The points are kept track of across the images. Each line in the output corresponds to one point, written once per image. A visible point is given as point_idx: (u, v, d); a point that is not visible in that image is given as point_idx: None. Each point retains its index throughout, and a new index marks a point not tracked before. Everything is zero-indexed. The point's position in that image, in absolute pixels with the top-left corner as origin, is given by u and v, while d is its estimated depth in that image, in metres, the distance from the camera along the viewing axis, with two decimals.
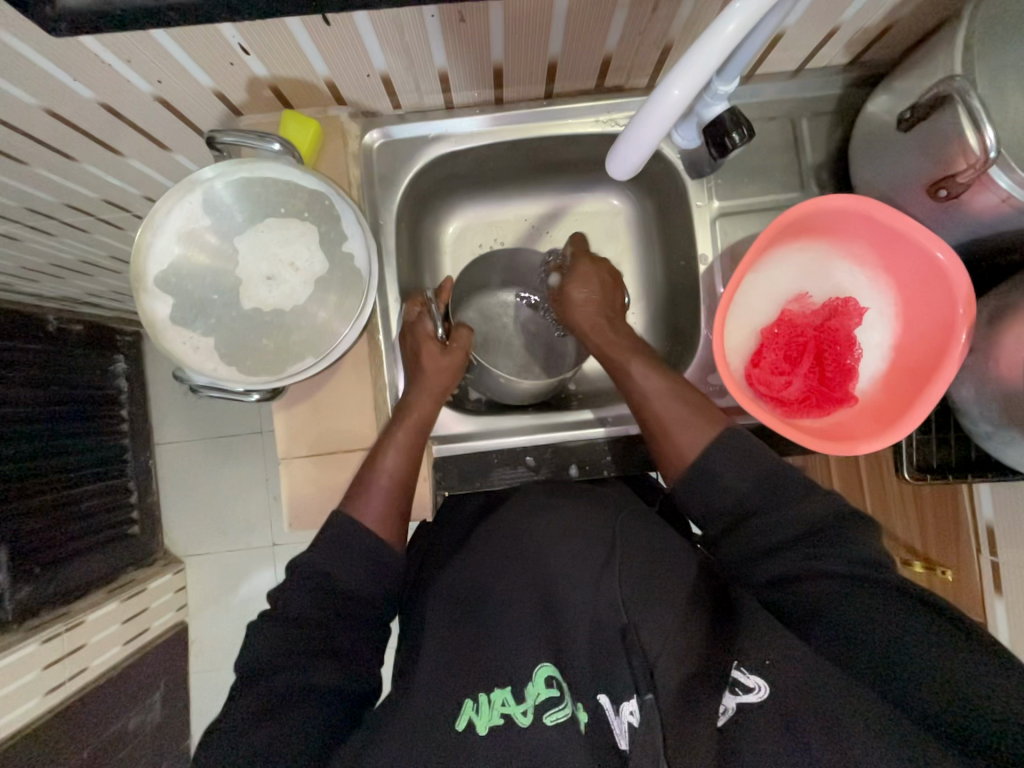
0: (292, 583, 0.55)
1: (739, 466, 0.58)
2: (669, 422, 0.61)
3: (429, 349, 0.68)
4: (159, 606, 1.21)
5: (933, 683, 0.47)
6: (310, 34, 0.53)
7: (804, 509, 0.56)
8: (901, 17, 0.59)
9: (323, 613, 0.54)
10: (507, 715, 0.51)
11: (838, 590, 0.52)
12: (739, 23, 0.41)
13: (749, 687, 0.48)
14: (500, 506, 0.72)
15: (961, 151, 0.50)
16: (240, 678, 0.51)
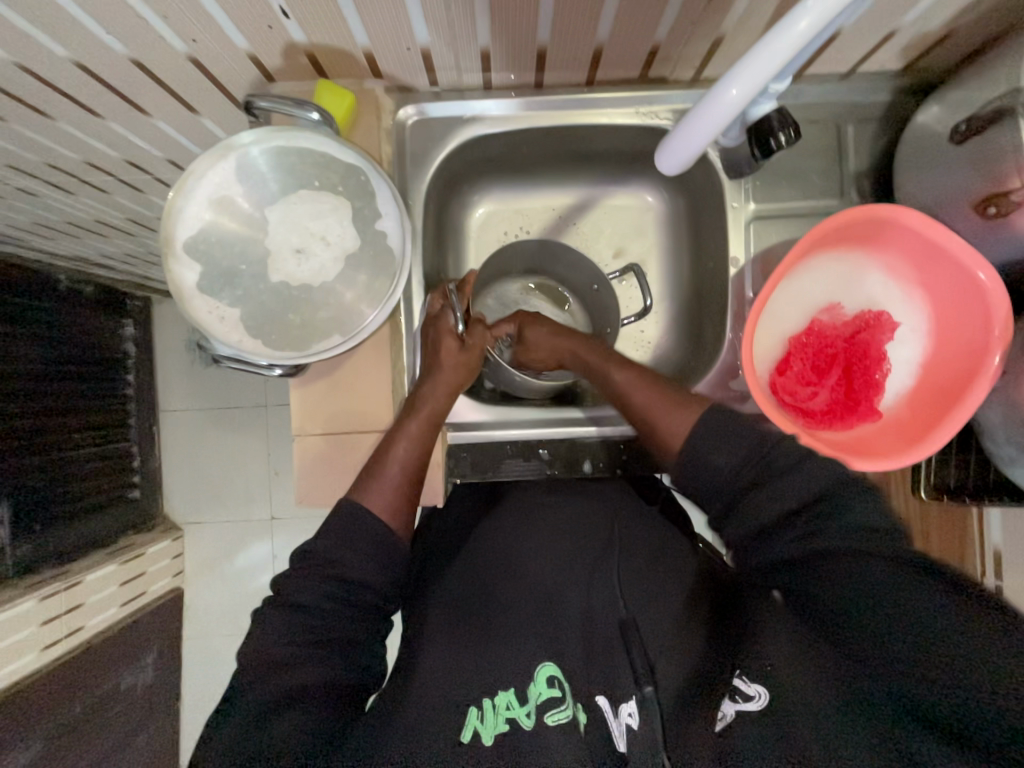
0: (299, 570, 0.54)
1: (732, 442, 0.54)
2: (651, 409, 0.61)
3: (447, 345, 0.67)
4: (157, 571, 1.22)
5: (946, 678, 0.40)
6: (354, 0, 0.51)
7: (795, 482, 0.50)
8: (965, 24, 0.57)
9: (329, 600, 0.52)
10: (511, 720, 0.49)
11: (841, 572, 0.46)
12: (811, 21, 0.40)
13: (749, 695, 0.45)
14: (503, 500, 0.73)
15: (1016, 168, 0.48)
16: (239, 676, 0.50)
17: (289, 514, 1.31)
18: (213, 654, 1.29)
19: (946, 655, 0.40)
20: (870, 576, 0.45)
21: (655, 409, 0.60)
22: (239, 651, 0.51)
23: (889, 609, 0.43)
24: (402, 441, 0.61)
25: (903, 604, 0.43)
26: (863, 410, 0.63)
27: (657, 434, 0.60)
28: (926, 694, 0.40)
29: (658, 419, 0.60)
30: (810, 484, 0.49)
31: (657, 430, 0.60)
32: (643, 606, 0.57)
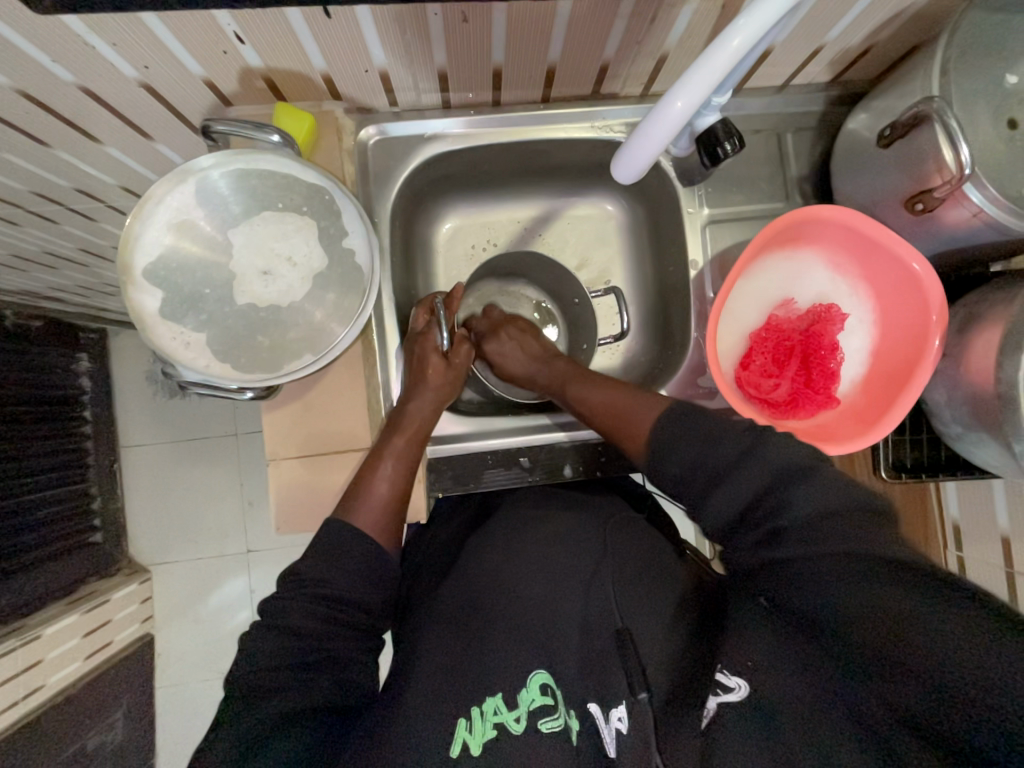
0: (288, 593, 0.53)
1: (688, 442, 0.57)
2: (618, 410, 0.64)
3: (434, 364, 0.68)
4: (123, 618, 1.14)
5: (911, 664, 0.42)
6: (309, 25, 0.52)
7: (744, 483, 0.52)
8: (882, 38, 0.62)
9: (323, 622, 0.52)
10: (499, 725, 0.49)
11: (801, 566, 0.48)
12: (743, 39, 0.44)
13: (728, 688, 0.48)
14: (488, 518, 0.73)
15: (937, 168, 0.53)
16: (226, 710, 0.48)
17: (263, 546, 1.26)
18: (189, 703, 1.22)
19: (898, 630, 0.43)
20: (824, 560, 0.47)
21: (620, 414, 0.64)
22: (229, 682, 0.49)
23: (840, 594, 0.46)
24: (387, 457, 0.61)
25: (851, 585, 0.46)
26: (823, 398, 0.66)
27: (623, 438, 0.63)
28: (887, 672, 0.43)
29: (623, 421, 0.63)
30: (759, 481, 0.52)
31: (624, 433, 0.63)
32: (638, 615, 0.56)
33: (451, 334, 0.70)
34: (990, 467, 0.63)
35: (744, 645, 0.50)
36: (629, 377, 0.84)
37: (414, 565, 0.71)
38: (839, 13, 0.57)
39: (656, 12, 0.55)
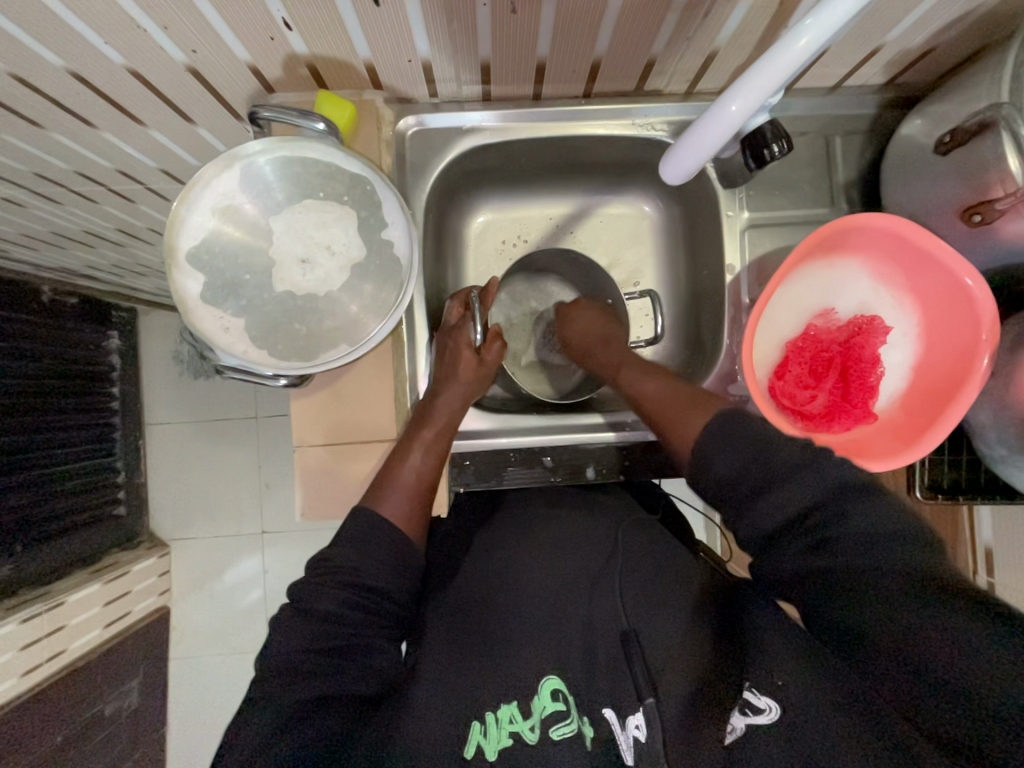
0: (315, 577, 0.54)
1: (732, 448, 0.52)
2: (667, 412, 0.62)
3: (466, 358, 0.67)
4: (142, 590, 1.18)
5: (962, 693, 0.40)
6: (358, 13, 0.52)
7: (798, 490, 0.48)
8: (946, 40, 0.60)
9: (349, 610, 0.52)
10: (515, 735, 0.49)
11: (844, 584, 0.45)
12: (810, 38, 0.42)
13: (758, 708, 0.46)
14: (501, 507, 0.75)
15: (999, 178, 0.51)
16: (258, 683, 0.49)
17: (278, 528, 1.29)
18: (201, 675, 1.25)
19: (929, 648, 0.41)
20: (874, 580, 0.44)
21: (662, 415, 0.62)
22: (256, 660, 0.50)
23: (875, 608, 0.43)
24: (417, 450, 0.61)
25: (887, 599, 0.43)
26: (859, 412, 0.64)
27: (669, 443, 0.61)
28: (930, 698, 0.41)
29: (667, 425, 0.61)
30: (809, 494, 0.48)
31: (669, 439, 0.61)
32: (647, 620, 0.56)
33: (484, 329, 0.69)
34: None
35: (772, 664, 0.48)
36: None
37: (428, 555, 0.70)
38: (903, 13, 0.55)
39: (709, 8, 0.53)
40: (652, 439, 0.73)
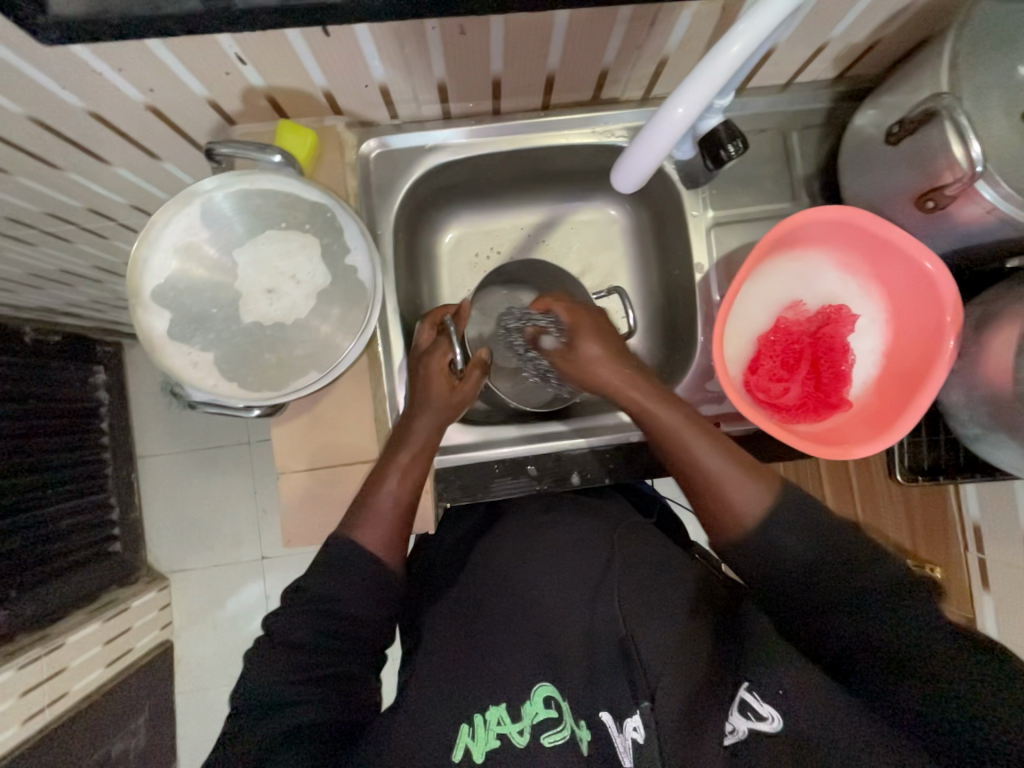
0: (290, 608, 0.53)
1: (789, 521, 0.54)
2: (719, 483, 0.56)
3: (439, 385, 0.65)
4: (142, 626, 1.16)
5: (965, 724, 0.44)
6: (309, 44, 0.53)
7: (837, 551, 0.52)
8: (889, 33, 0.61)
9: (325, 638, 0.52)
10: (502, 735, 0.52)
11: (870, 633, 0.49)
12: (744, 43, 0.44)
13: (762, 716, 0.49)
14: (501, 518, 0.74)
15: (948, 165, 0.52)
16: (233, 715, 0.50)
17: (277, 553, 1.28)
18: (209, 708, 1.24)
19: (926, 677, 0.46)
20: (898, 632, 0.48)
21: (711, 491, 0.57)
22: (234, 691, 0.51)
23: (878, 634, 0.49)
24: (393, 473, 0.60)
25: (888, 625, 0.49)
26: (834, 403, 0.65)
27: (710, 522, 0.57)
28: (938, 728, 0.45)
29: (717, 501, 0.56)
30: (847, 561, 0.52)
31: (715, 517, 0.57)
32: (644, 623, 0.57)
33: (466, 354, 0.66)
34: (1011, 469, 0.60)
35: (777, 677, 0.50)
36: None
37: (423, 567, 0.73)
38: (844, 9, 0.56)
39: (655, 17, 0.55)
40: (635, 439, 0.74)
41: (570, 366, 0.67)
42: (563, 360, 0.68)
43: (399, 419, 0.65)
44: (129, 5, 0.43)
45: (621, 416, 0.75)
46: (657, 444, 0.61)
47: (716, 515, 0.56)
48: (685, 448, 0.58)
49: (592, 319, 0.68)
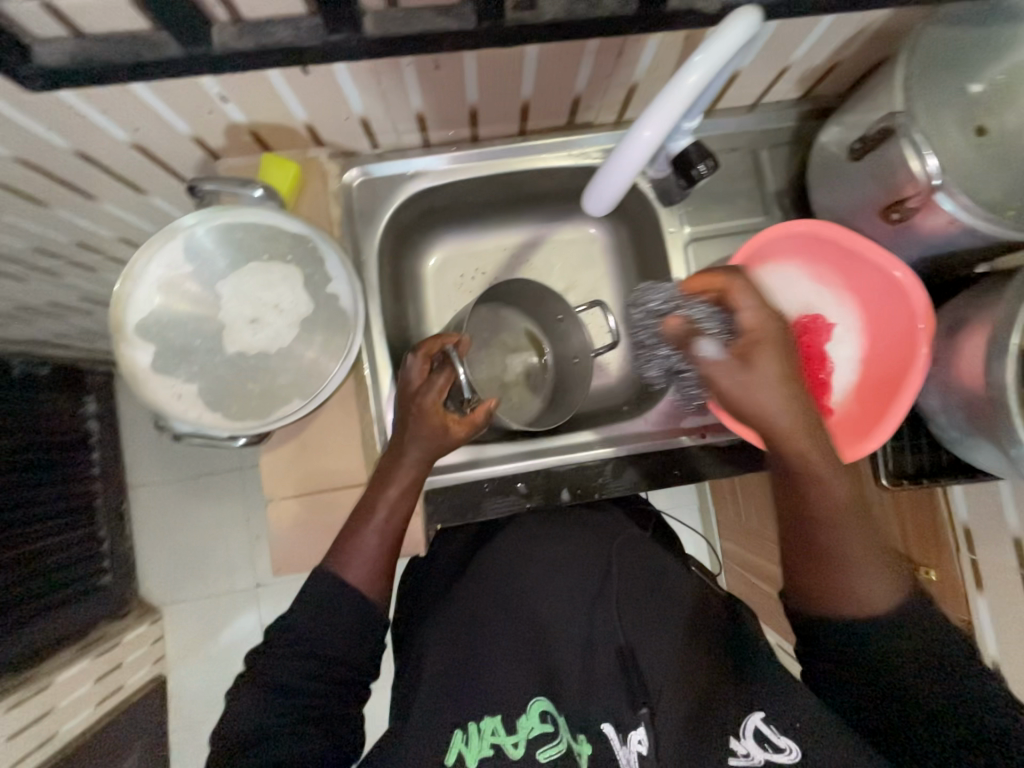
0: (277, 648, 0.53)
1: (855, 558, 0.52)
2: (852, 569, 0.52)
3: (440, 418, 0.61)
4: (135, 661, 1.14)
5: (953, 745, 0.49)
6: (289, 82, 0.54)
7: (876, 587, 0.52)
8: (846, 55, 0.64)
9: (312, 678, 0.52)
10: (496, 746, 0.55)
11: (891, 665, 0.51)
12: (700, 74, 0.46)
13: (780, 749, 0.49)
14: (494, 535, 0.75)
15: (907, 178, 0.54)
16: (218, 749, 0.50)
17: (272, 580, 1.26)
18: (204, 744, 1.21)
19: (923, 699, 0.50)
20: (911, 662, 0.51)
21: (831, 566, 0.53)
22: (219, 726, 0.51)
23: (899, 676, 0.51)
24: (382, 509, 0.58)
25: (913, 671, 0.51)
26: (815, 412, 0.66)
27: (815, 588, 0.54)
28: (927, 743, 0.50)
29: (838, 579, 0.52)
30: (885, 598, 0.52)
31: (827, 591, 0.53)
32: (641, 635, 0.61)
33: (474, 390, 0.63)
34: (992, 471, 0.60)
35: (793, 707, 0.51)
36: (621, 396, 0.83)
37: (420, 581, 0.77)
38: (801, 36, 0.59)
39: (622, 48, 0.57)
40: (624, 453, 0.74)
41: (730, 386, 0.55)
42: (724, 378, 0.55)
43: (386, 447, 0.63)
44: (112, 55, 0.45)
45: (609, 430, 0.75)
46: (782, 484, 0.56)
47: (831, 592, 0.53)
48: (823, 515, 0.53)
49: (774, 340, 0.55)
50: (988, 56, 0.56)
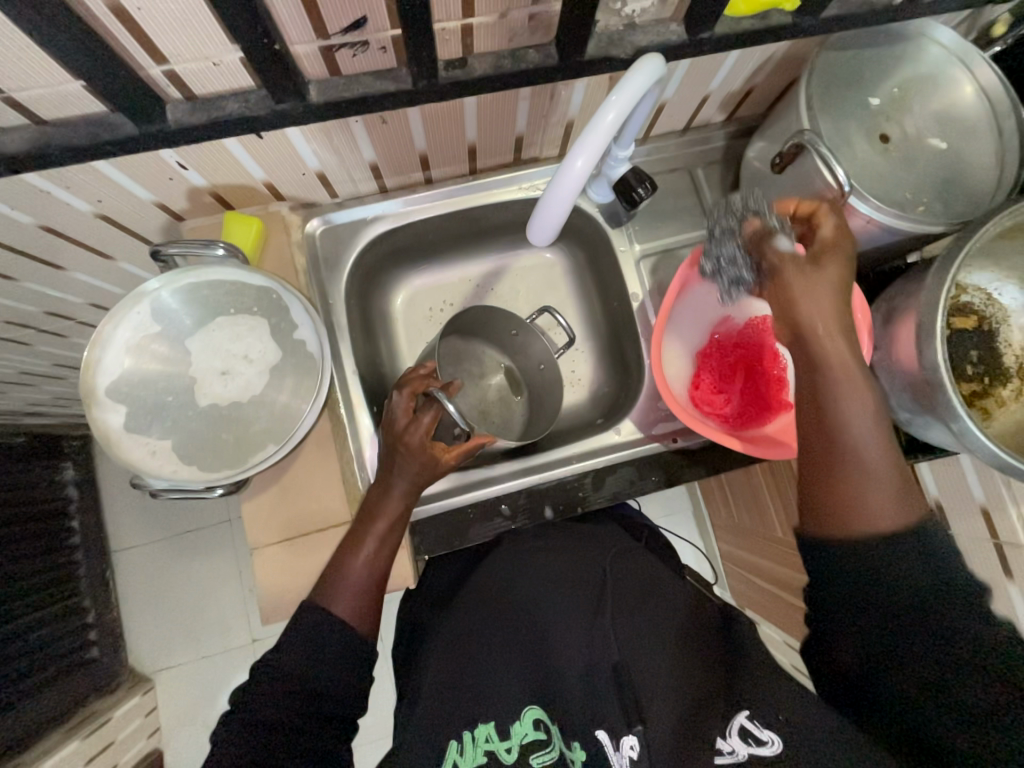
0: (262, 683, 0.53)
1: (858, 470, 0.50)
2: (868, 481, 0.49)
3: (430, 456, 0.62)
4: (127, 736, 1.09)
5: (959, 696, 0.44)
6: (243, 145, 0.58)
7: (882, 513, 0.49)
8: (759, 80, 0.70)
9: (297, 715, 0.52)
10: (490, 752, 0.55)
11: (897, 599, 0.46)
12: (617, 110, 0.50)
13: (762, 741, 0.50)
14: (488, 554, 0.78)
15: (824, 186, 0.59)
16: None
17: (267, 634, 1.23)
18: None
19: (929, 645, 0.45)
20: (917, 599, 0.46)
21: (851, 470, 0.50)
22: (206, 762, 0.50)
23: (905, 614, 0.46)
24: (369, 541, 0.59)
25: (913, 624, 0.46)
26: (774, 406, 0.69)
27: (831, 498, 0.50)
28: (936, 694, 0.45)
29: (852, 489, 0.49)
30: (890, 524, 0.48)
31: (843, 505, 0.50)
32: (636, 648, 0.59)
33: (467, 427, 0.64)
34: (945, 446, 0.63)
35: (776, 702, 0.53)
36: (596, 409, 0.86)
37: (420, 605, 0.78)
38: (714, 67, 0.65)
39: (552, 91, 0.62)
40: (601, 465, 0.76)
41: (797, 284, 0.54)
42: (792, 274, 0.54)
43: (365, 493, 0.63)
44: (71, 138, 0.47)
45: (584, 445, 0.77)
46: (809, 382, 0.53)
47: (844, 502, 0.49)
48: (848, 414, 0.50)
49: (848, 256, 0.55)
50: (881, 73, 0.63)
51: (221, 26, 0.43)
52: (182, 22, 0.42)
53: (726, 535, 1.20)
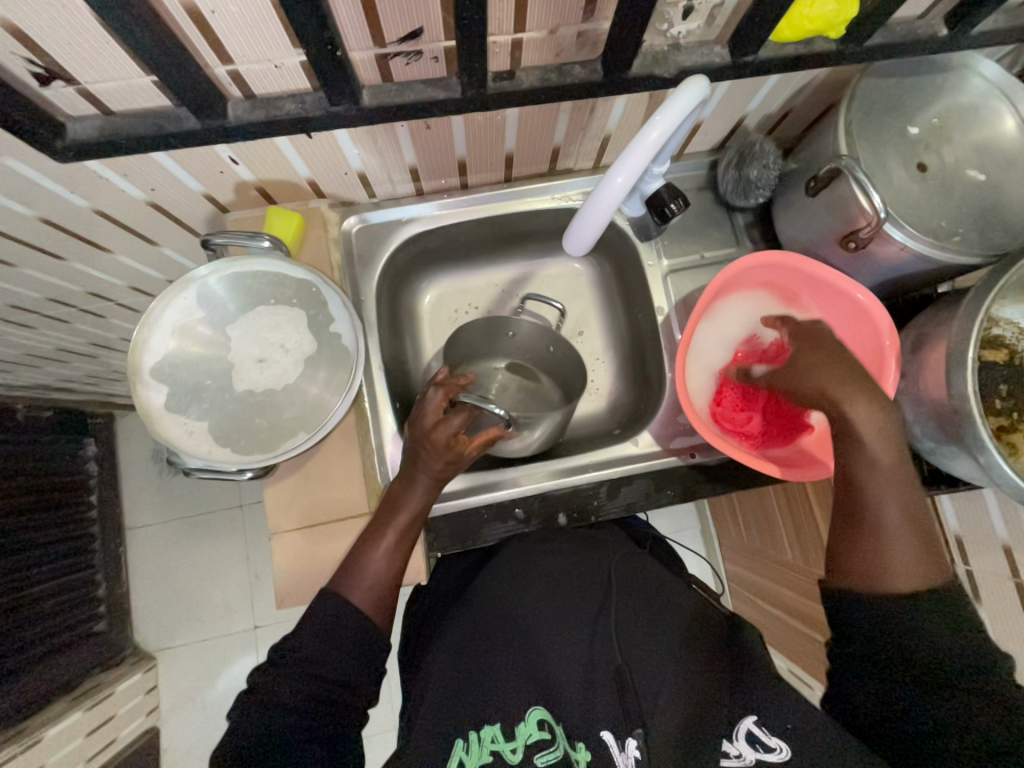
0: (280, 666, 0.54)
1: (875, 524, 0.54)
2: (891, 541, 0.53)
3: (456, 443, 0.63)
4: (128, 712, 1.11)
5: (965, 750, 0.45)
6: (293, 144, 0.60)
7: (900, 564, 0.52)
8: (798, 103, 0.71)
9: (311, 699, 0.52)
10: (495, 752, 0.55)
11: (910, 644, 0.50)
12: (661, 130, 0.52)
13: (771, 748, 0.50)
14: (497, 554, 0.78)
15: (859, 211, 0.59)
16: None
17: (270, 621, 1.25)
18: None
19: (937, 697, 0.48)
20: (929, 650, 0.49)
21: (871, 528, 0.54)
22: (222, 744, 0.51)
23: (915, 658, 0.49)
24: (389, 533, 0.60)
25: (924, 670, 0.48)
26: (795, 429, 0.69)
27: (851, 557, 0.54)
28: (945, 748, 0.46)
29: (873, 546, 0.53)
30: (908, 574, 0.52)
31: (862, 560, 0.53)
32: (637, 657, 0.61)
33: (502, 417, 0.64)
34: (970, 479, 0.62)
35: (786, 713, 0.53)
36: (614, 420, 0.86)
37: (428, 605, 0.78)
38: (754, 89, 0.66)
39: (593, 106, 0.64)
40: (618, 475, 0.76)
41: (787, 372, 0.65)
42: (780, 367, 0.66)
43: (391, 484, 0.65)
44: (136, 128, 0.50)
45: (601, 454, 0.77)
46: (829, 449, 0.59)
47: (865, 559, 0.53)
48: (870, 480, 0.55)
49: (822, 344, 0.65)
50: (922, 102, 0.63)
51: (288, 31, 0.45)
52: (250, 25, 0.44)
53: (736, 557, 1.18)
